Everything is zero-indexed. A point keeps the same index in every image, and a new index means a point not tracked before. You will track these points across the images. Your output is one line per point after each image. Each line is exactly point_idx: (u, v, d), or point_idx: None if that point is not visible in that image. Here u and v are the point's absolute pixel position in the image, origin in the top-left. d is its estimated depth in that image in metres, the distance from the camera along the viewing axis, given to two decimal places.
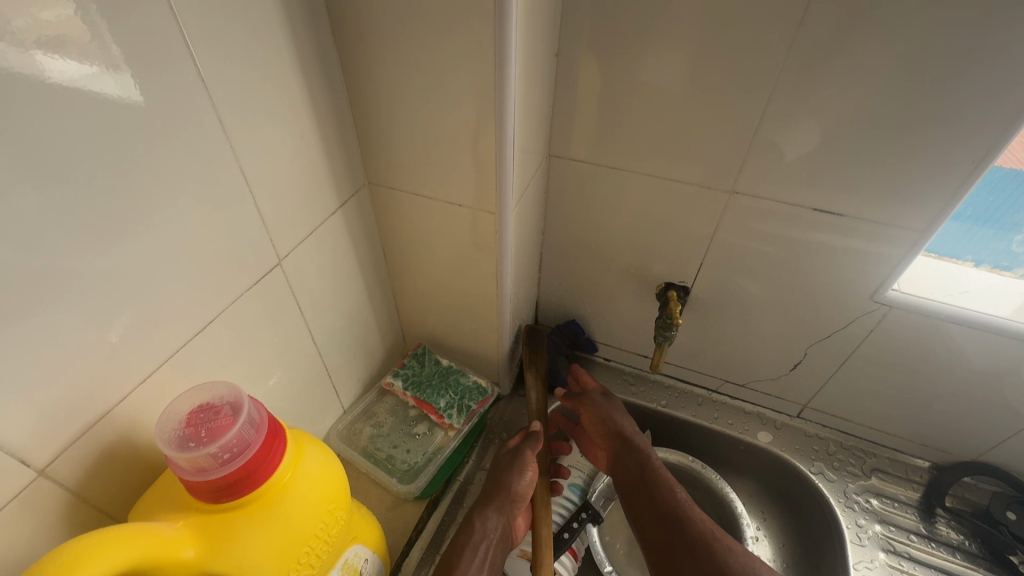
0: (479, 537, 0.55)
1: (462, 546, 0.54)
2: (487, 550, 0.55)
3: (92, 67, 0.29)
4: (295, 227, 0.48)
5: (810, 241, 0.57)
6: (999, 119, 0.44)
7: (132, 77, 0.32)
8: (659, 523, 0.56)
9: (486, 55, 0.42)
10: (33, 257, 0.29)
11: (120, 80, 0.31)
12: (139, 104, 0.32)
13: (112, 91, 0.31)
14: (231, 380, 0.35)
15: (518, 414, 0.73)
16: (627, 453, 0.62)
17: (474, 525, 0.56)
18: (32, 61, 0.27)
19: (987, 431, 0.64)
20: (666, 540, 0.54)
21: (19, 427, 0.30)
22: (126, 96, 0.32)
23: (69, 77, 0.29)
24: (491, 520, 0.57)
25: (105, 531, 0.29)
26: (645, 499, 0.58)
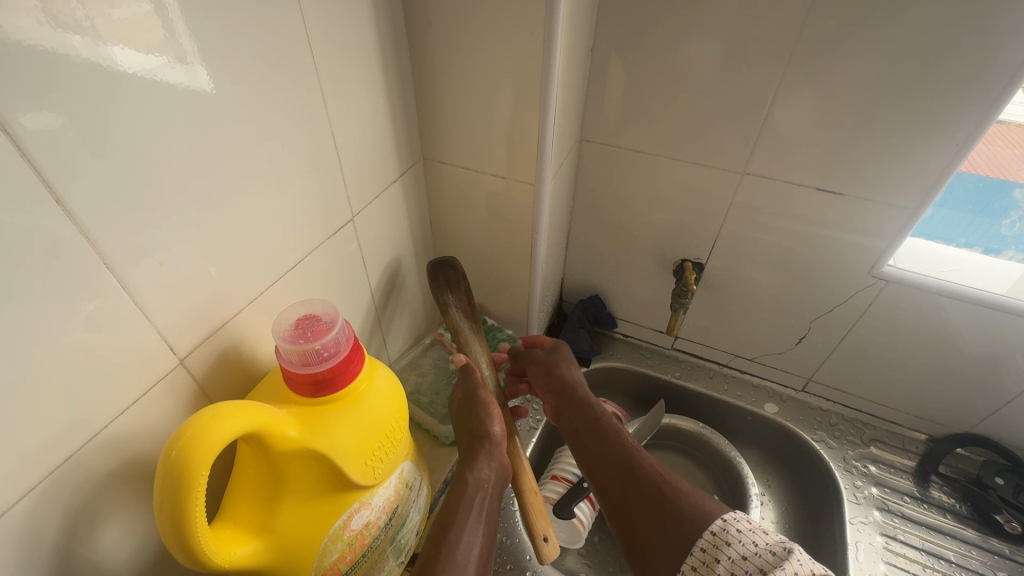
0: (472, 489, 0.52)
1: (456, 501, 0.51)
2: (484, 499, 0.52)
3: (170, 61, 0.34)
4: (366, 190, 0.56)
5: (817, 220, 0.63)
6: (978, 108, 0.50)
7: (203, 68, 0.36)
8: (611, 473, 0.55)
9: (535, 43, 0.50)
10: (189, 186, 0.38)
11: (194, 71, 0.36)
12: (206, 89, 0.37)
13: (188, 82, 0.35)
14: (328, 302, 0.44)
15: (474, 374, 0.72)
16: (575, 406, 0.63)
17: (465, 478, 0.53)
18: (109, 53, 0.31)
19: (980, 403, 0.69)
20: (620, 489, 0.53)
21: (166, 321, 0.39)
22: (198, 86, 0.36)
23: (151, 70, 0.33)
24: (484, 469, 0.55)
25: (238, 403, 0.36)
26: (594, 451, 0.58)
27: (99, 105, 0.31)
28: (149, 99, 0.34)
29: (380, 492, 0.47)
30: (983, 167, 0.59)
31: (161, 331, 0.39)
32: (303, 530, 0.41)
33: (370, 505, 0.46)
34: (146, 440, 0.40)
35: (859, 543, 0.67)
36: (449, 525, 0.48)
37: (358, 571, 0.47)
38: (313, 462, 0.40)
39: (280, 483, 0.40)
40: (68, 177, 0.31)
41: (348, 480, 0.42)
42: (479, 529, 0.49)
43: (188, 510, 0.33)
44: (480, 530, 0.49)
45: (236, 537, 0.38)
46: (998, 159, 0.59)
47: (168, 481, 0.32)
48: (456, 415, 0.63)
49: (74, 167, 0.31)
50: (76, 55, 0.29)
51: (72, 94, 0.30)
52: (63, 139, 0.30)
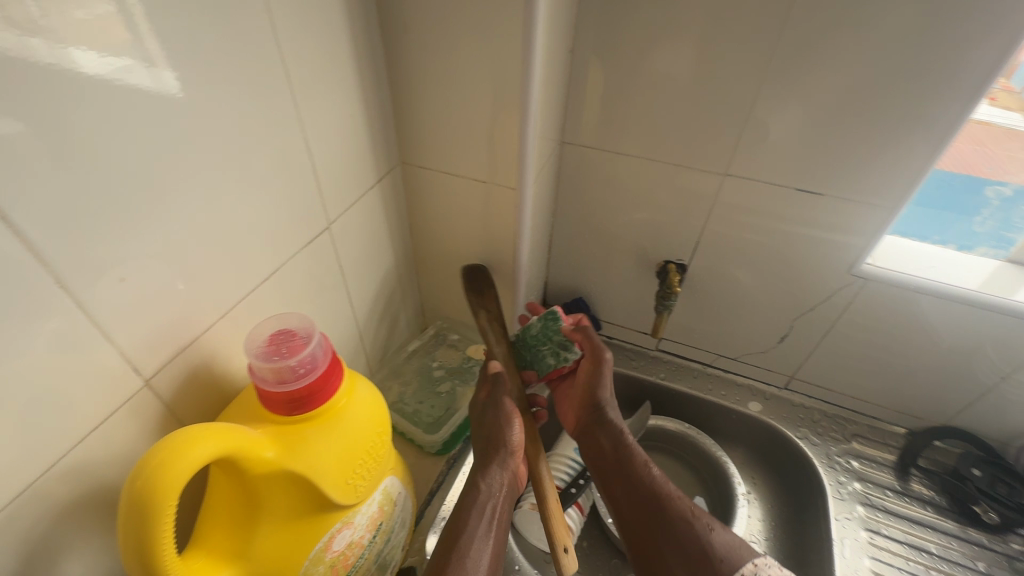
0: (484, 497, 0.53)
1: (468, 509, 0.52)
2: (494, 511, 0.52)
3: (134, 62, 0.32)
4: (342, 196, 0.54)
5: (797, 220, 0.64)
6: (951, 107, 0.51)
7: (170, 70, 0.34)
8: (635, 500, 0.55)
9: (515, 44, 0.49)
10: (151, 197, 0.35)
11: (159, 73, 0.34)
12: (172, 90, 0.35)
13: (153, 85, 0.33)
14: (304, 314, 0.42)
15: None
16: (602, 425, 0.60)
17: (477, 485, 0.54)
18: (68, 55, 0.29)
19: (957, 395, 0.70)
20: (643, 515, 0.54)
21: (130, 340, 0.36)
22: (164, 89, 0.34)
23: (113, 72, 0.31)
24: (497, 478, 0.55)
25: (209, 425, 0.34)
26: (619, 476, 0.57)
27: (49, 111, 0.29)
28: (110, 104, 0.31)
29: (363, 510, 0.45)
30: (953, 165, 0.62)
31: (124, 351, 0.36)
32: (282, 555, 0.39)
33: (352, 525, 0.44)
34: (109, 467, 0.37)
35: (844, 539, 0.67)
36: (459, 537, 0.49)
37: None
38: (290, 484, 0.38)
39: (256, 506, 0.38)
40: (16, 190, 0.28)
41: (328, 500, 0.40)
42: (488, 539, 0.50)
43: (155, 540, 0.31)
44: (489, 542, 0.50)
45: (210, 565, 0.36)
46: (966, 158, 0.61)
47: (133, 512, 0.30)
48: (473, 412, 0.62)
49: (25, 177, 0.28)
50: (27, 56, 0.27)
51: (22, 99, 0.27)
52: (15, 147, 0.28)
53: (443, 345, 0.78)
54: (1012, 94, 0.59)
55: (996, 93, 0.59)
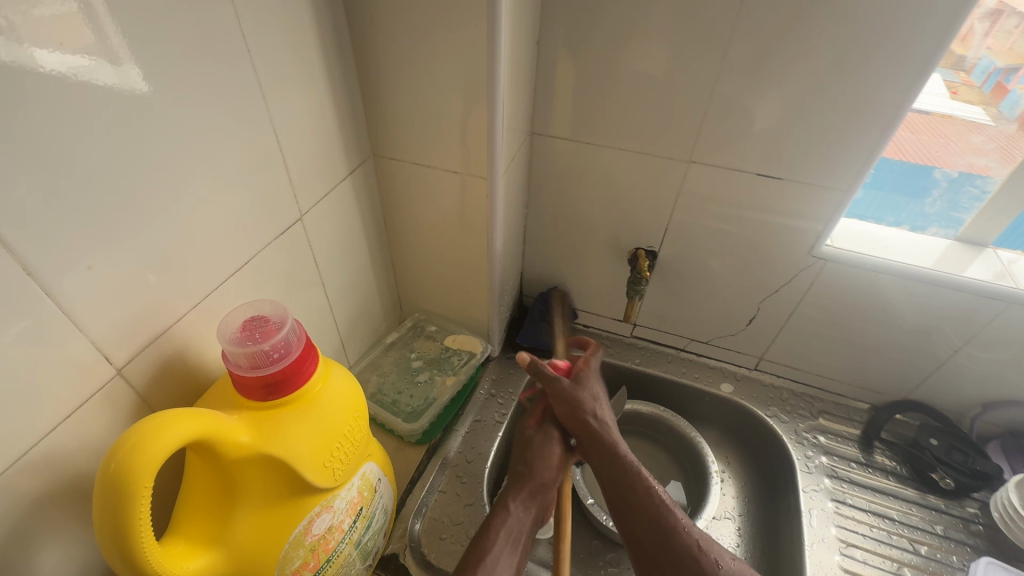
0: (512, 521, 0.51)
1: (493, 531, 0.49)
2: (520, 537, 0.50)
3: (100, 59, 0.32)
4: (314, 188, 0.55)
5: (759, 204, 0.66)
6: (897, 92, 0.54)
7: (136, 67, 0.35)
8: (643, 534, 0.50)
9: (482, 36, 0.50)
10: (120, 187, 0.36)
11: (126, 71, 0.34)
12: (138, 84, 0.35)
13: (120, 82, 0.34)
14: (277, 302, 0.43)
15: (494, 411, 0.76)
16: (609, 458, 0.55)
17: (505, 508, 0.52)
18: (29, 55, 0.29)
19: (914, 369, 0.74)
20: (651, 551, 0.49)
21: (102, 329, 0.37)
22: (131, 86, 0.35)
23: (79, 70, 0.32)
24: (525, 503, 0.53)
25: (182, 410, 0.34)
26: (625, 506, 0.52)
27: (11, 100, 0.29)
28: (74, 97, 0.32)
29: (342, 494, 0.46)
30: (900, 153, 0.65)
31: (96, 341, 0.36)
32: (261, 540, 0.40)
33: (331, 509, 0.45)
34: (83, 457, 0.38)
35: (812, 510, 0.70)
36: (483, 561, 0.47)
37: None
38: (267, 468, 0.39)
39: (232, 491, 0.38)
40: None
41: (306, 484, 0.41)
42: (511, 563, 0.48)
43: (131, 523, 0.31)
44: (513, 566, 0.48)
45: (188, 551, 0.37)
46: (913, 146, 0.64)
47: (107, 494, 0.30)
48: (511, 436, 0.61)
49: None
50: None
51: None
52: None
53: (421, 337, 0.79)
54: (973, 90, 0.62)
55: (956, 86, 0.63)
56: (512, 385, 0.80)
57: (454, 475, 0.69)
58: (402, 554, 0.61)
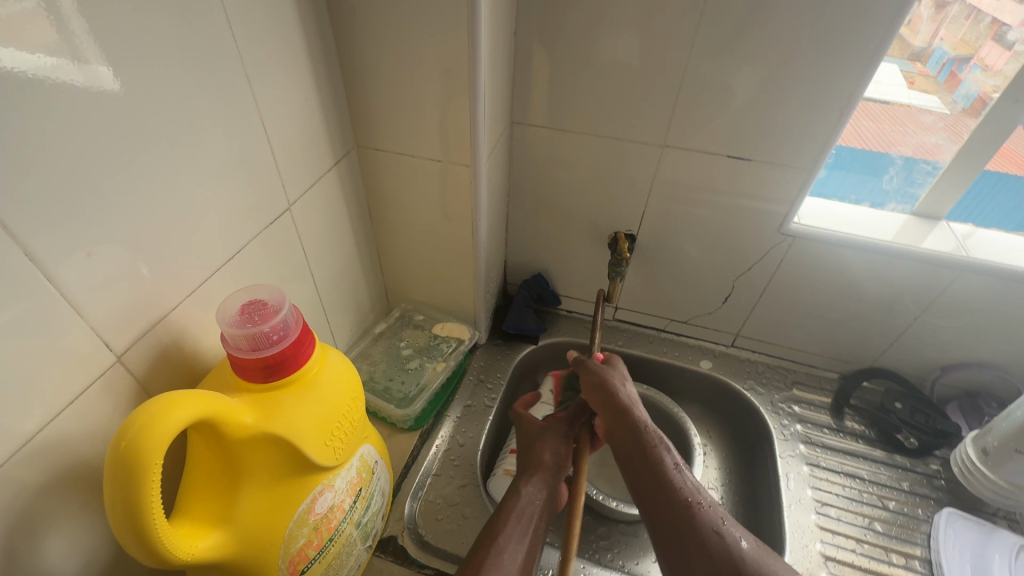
0: (524, 504, 0.54)
1: (506, 514, 0.52)
2: (533, 519, 0.53)
3: (82, 52, 0.33)
4: (301, 178, 0.56)
5: (730, 185, 0.69)
6: (854, 74, 0.57)
7: (104, 65, 0.34)
8: (661, 507, 0.50)
9: (462, 25, 0.51)
10: (111, 176, 0.36)
11: (92, 69, 0.34)
12: (110, 81, 0.35)
13: (85, 80, 0.33)
14: (272, 287, 0.43)
15: (484, 395, 0.79)
16: (630, 430, 0.56)
17: (518, 492, 0.55)
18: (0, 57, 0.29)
19: (878, 337, 0.78)
20: (669, 525, 0.49)
21: (101, 317, 0.37)
22: (99, 83, 0.34)
23: (41, 68, 0.31)
24: (536, 486, 0.56)
25: (188, 391, 0.35)
26: (646, 480, 0.52)
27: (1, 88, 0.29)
28: (64, 88, 0.32)
29: (342, 474, 0.47)
30: (856, 137, 0.69)
31: (95, 328, 0.37)
32: (267, 519, 0.41)
33: (333, 488, 0.46)
34: (86, 444, 0.38)
35: (789, 474, 0.73)
36: (498, 539, 0.50)
37: (326, 556, 0.47)
38: (271, 448, 0.40)
39: (238, 470, 0.39)
40: None
41: (309, 462, 0.42)
42: (525, 541, 0.51)
43: (143, 500, 0.32)
44: (526, 544, 0.50)
45: (196, 531, 0.38)
46: (868, 132, 0.69)
47: (119, 472, 0.31)
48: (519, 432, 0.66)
49: None
50: None
51: None
52: None
53: (409, 327, 0.80)
54: (929, 79, 0.68)
55: (913, 77, 0.68)
56: (500, 370, 0.82)
57: (448, 459, 0.71)
58: (400, 536, 0.62)
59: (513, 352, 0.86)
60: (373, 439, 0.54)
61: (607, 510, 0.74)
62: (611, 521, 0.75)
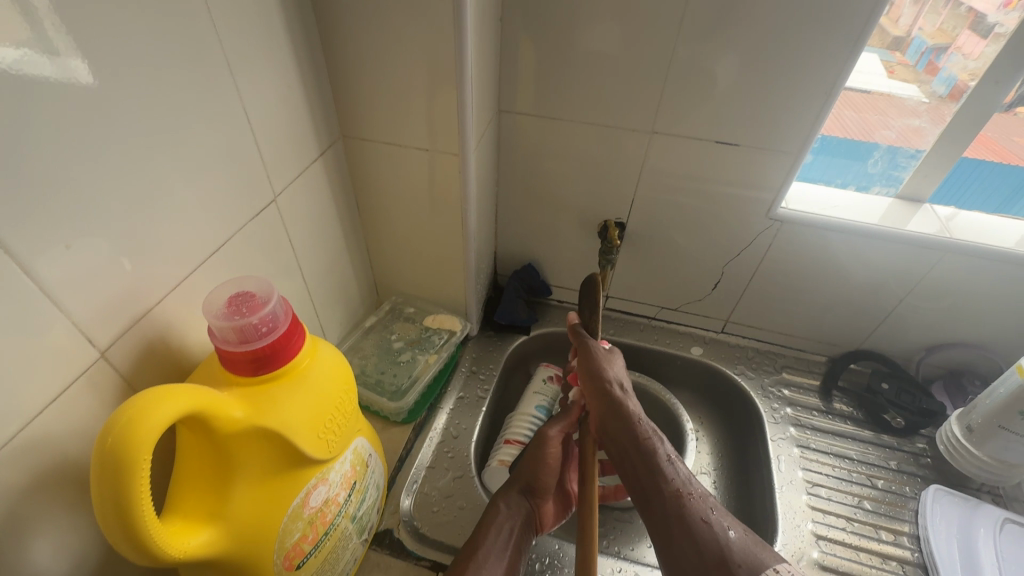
0: (503, 518, 0.57)
1: (485, 529, 0.55)
2: (509, 536, 0.56)
3: (53, 39, 0.31)
4: (286, 169, 0.54)
5: (719, 171, 0.70)
6: (840, 58, 0.58)
7: (77, 58, 0.33)
8: (655, 495, 0.51)
9: (448, 9, 0.50)
10: (89, 167, 0.35)
11: (65, 62, 0.32)
12: (84, 74, 0.34)
13: (59, 73, 0.32)
14: (260, 278, 0.43)
15: (477, 386, 0.78)
16: (621, 421, 0.57)
17: (497, 507, 0.58)
18: None
19: (865, 320, 0.79)
20: (662, 512, 0.49)
21: (83, 311, 0.36)
22: (72, 77, 0.33)
23: (13, 62, 0.30)
24: (514, 502, 0.59)
25: (176, 385, 0.34)
26: (640, 469, 0.53)
27: None
28: (37, 77, 0.31)
29: (336, 467, 0.46)
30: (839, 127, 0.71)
31: (77, 323, 0.36)
32: (260, 515, 0.40)
33: (327, 481, 0.45)
34: (71, 442, 0.37)
35: (780, 456, 0.74)
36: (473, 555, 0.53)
37: (322, 550, 0.46)
38: (262, 442, 0.39)
39: (229, 465, 0.38)
40: None
41: (302, 456, 0.41)
42: (500, 560, 0.54)
43: (131, 497, 0.31)
44: (500, 562, 0.53)
45: (188, 528, 0.37)
46: (849, 121, 0.70)
47: (105, 469, 0.30)
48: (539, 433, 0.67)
49: None
50: None
51: None
52: None
53: (399, 320, 0.80)
54: (908, 68, 0.68)
55: (893, 66, 0.68)
56: (492, 361, 0.82)
57: (442, 451, 0.71)
58: (396, 529, 0.62)
59: (505, 343, 0.86)
60: (367, 432, 0.54)
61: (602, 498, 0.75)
62: (606, 509, 0.76)
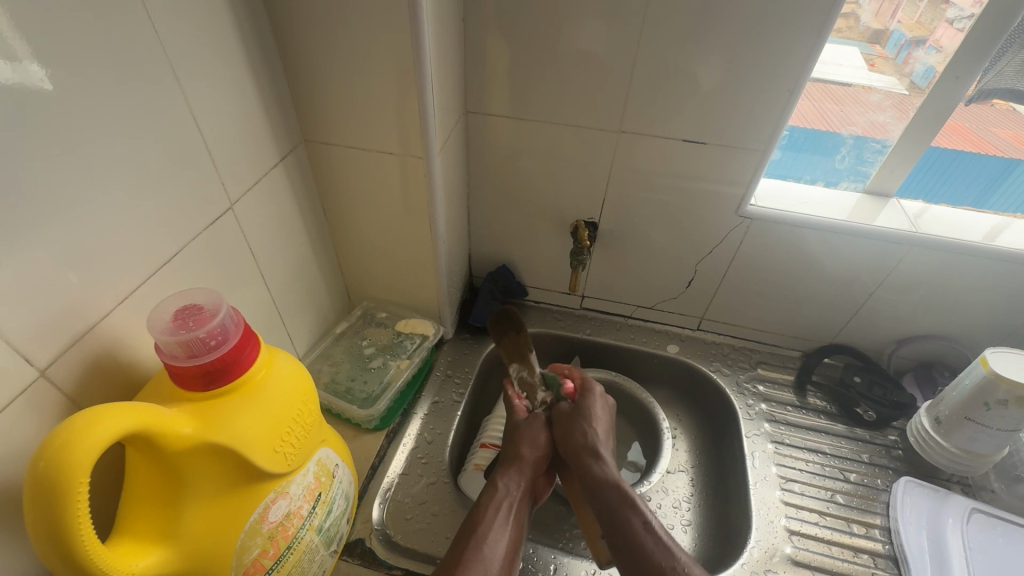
0: (502, 494, 0.58)
1: (485, 505, 0.57)
2: (510, 507, 0.57)
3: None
4: (245, 175, 0.53)
5: (687, 169, 0.70)
6: (800, 55, 0.58)
7: (35, 63, 0.33)
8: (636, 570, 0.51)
9: (404, 10, 0.49)
10: (24, 178, 0.34)
11: (24, 67, 0.33)
12: (42, 78, 0.34)
13: (18, 78, 0.32)
14: (210, 290, 0.42)
15: (451, 391, 0.78)
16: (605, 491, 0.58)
17: (496, 484, 0.59)
18: None
19: (837, 314, 0.80)
20: None
21: (19, 329, 0.35)
22: (31, 82, 0.33)
23: None
24: (513, 479, 0.60)
25: (119, 404, 0.33)
26: (618, 539, 0.54)
27: None
28: None
29: (297, 480, 0.46)
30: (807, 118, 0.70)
31: (12, 342, 0.35)
32: (217, 531, 0.39)
33: (288, 495, 0.45)
34: (10, 465, 0.36)
35: (754, 453, 0.75)
36: (477, 534, 0.54)
37: (284, 565, 0.45)
38: (215, 458, 0.38)
39: (180, 484, 0.37)
40: None
41: (257, 470, 0.40)
42: (504, 531, 0.55)
43: (68, 523, 0.30)
44: (506, 533, 0.55)
45: (138, 549, 0.36)
46: (816, 111, 0.70)
47: (39, 494, 0.29)
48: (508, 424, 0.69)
49: None
50: None
51: None
52: None
53: (371, 325, 0.79)
54: (889, 61, 0.67)
55: (874, 59, 0.67)
56: (468, 365, 0.82)
57: (416, 457, 0.70)
58: (368, 538, 0.61)
59: (481, 345, 0.85)
60: (332, 434, 0.53)
61: None
62: None
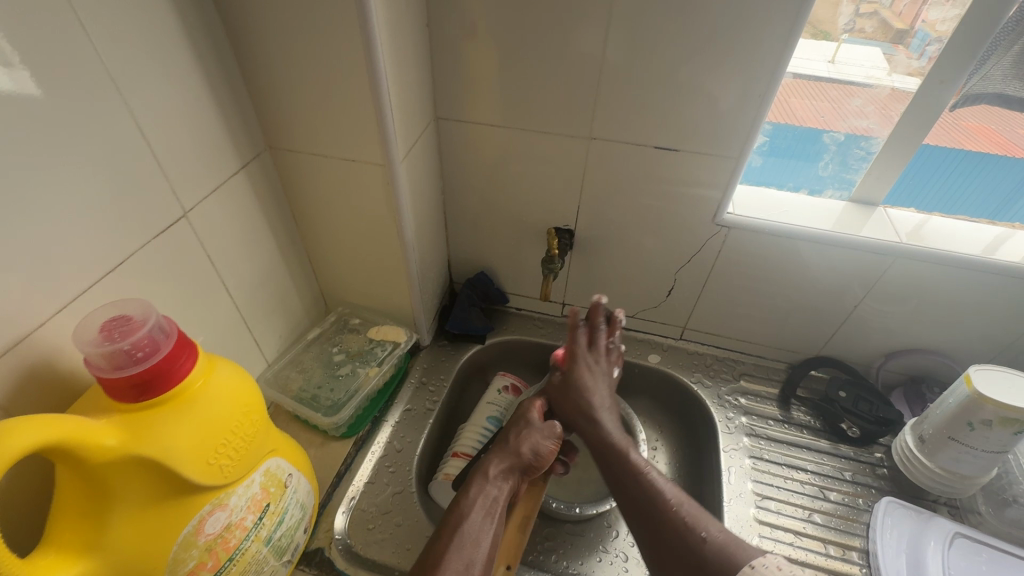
0: (489, 484, 0.56)
1: (471, 495, 0.54)
2: (495, 499, 0.55)
3: None
4: (201, 183, 0.53)
5: (660, 176, 0.68)
6: (771, 59, 0.56)
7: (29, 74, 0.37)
8: (634, 513, 0.54)
9: (354, 17, 0.49)
10: None
11: (20, 76, 0.37)
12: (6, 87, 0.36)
13: (14, 85, 0.36)
14: (144, 301, 0.42)
15: (424, 399, 0.77)
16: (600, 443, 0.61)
17: (484, 473, 0.57)
18: None
19: (824, 325, 0.77)
20: (641, 522, 0.53)
21: None
22: (23, 88, 0.37)
23: None
24: (503, 468, 0.58)
25: (34, 416, 0.33)
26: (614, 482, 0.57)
27: None
28: None
29: (238, 491, 0.45)
30: (787, 117, 0.67)
31: None
32: (146, 540, 0.39)
33: (227, 506, 0.44)
34: None
35: (731, 467, 0.73)
36: (457, 524, 0.51)
37: None
38: (142, 470, 0.38)
39: (106, 495, 0.37)
40: None
41: (189, 482, 0.40)
42: (487, 525, 0.52)
43: None
44: (487, 529, 0.52)
45: (60, 561, 0.36)
46: (797, 110, 0.67)
47: None
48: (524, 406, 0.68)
49: None
50: None
51: None
52: None
53: (344, 331, 0.79)
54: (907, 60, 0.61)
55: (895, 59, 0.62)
56: (443, 372, 0.81)
57: (384, 465, 0.69)
58: (327, 547, 0.61)
59: (458, 353, 0.84)
60: (284, 441, 0.53)
61: (551, 510, 0.73)
62: (557, 522, 0.74)
